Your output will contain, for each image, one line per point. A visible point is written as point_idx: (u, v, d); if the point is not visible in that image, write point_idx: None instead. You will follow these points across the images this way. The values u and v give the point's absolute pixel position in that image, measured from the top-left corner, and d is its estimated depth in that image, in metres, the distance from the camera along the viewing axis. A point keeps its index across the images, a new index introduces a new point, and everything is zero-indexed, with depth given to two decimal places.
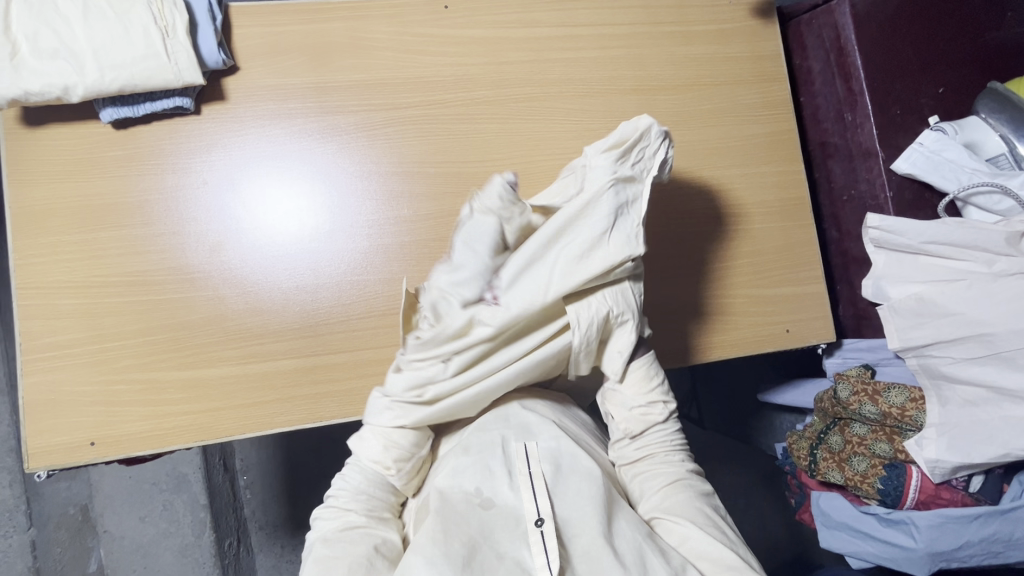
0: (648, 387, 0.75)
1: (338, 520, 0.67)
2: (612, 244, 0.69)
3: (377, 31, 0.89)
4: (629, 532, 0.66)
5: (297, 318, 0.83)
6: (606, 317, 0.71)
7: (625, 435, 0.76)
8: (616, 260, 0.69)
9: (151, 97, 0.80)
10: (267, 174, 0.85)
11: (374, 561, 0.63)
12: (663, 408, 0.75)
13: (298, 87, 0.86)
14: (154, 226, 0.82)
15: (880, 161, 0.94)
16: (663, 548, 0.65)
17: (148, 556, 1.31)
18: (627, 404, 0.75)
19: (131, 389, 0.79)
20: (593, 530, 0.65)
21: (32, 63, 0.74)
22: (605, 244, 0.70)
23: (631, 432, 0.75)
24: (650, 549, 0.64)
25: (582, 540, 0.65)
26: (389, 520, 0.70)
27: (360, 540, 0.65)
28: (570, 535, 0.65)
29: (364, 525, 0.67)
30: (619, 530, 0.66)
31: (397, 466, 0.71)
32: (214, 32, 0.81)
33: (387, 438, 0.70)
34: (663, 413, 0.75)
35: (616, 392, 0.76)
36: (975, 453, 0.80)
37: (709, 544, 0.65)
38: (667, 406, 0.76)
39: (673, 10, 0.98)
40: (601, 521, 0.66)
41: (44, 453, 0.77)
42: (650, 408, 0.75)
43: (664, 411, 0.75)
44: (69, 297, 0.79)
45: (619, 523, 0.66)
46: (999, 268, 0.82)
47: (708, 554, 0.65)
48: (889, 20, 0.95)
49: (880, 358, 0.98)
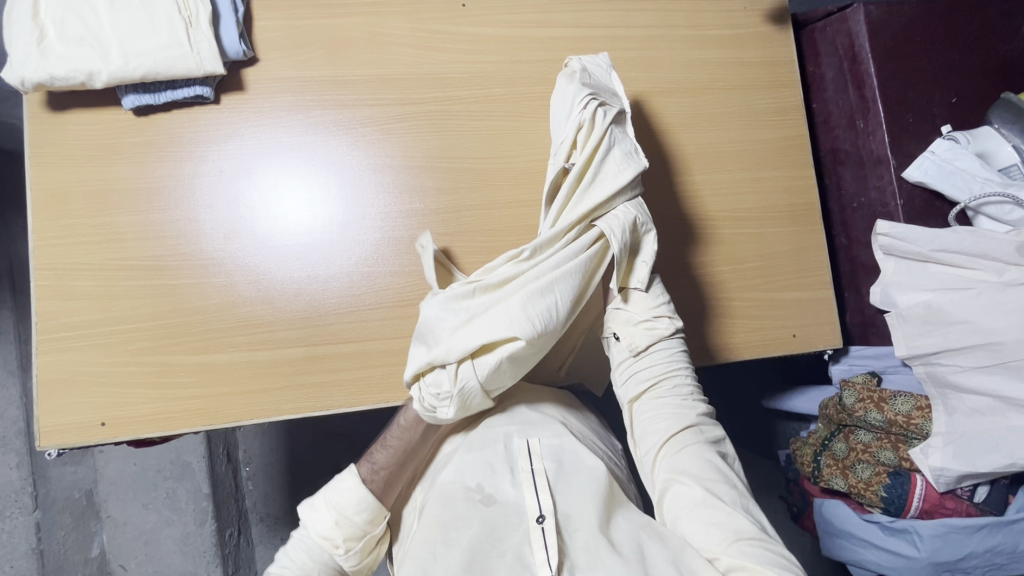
0: (654, 302, 0.78)
1: None
2: (616, 161, 0.80)
3: (395, 27, 0.90)
4: (627, 530, 0.66)
5: (307, 307, 0.84)
6: (633, 220, 0.78)
7: (630, 352, 0.77)
8: (620, 171, 0.79)
9: (173, 86, 0.82)
10: (281, 164, 0.86)
11: None
12: (669, 323, 0.77)
13: (315, 79, 0.87)
14: (171, 213, 0.83)
15: (892, 169, 0.94)
16: (662, 533, 0.66)
17: (149, 542, 1.33)
18: (631, 320, 0.78)
19: (144, 371, 0.81)
20: (592, 526, 0.65)
21: (58, 49, 0.76)
22: (613, 161, 0.80)
23: (635, 346, 0.76)
24: (649, 535, 0.65)
25: (582, 536, 0.64)
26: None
27: None
28: (570, 530, 0.65)
29: None
30: (619, 525, 0.67)
31: (346, 545, 0.70)
32: (236, 24, 0.82)
33: (341, 517, 0.70)
34: (669, 328, 0.77)
35: (621, 312, 0.79)
36: (979, 463, 0.81)
37: (718, 507, 0.65)
38: (673, 321, 0.78)
39: (688, 14, 0.99)
40: (600, 518, 0.66)
41: (55, 432, 0.78)
42: (655, 321, 0.77)
43: (670, 325, 0.77)
44: (86, 280, 0.81)
45: (617, 521, 0.67)
46: (1008, 277, 0.82)
47: (718, 519, 0.64)
48: (902, 30, 0.96)
49: (886, 366, 0.98)
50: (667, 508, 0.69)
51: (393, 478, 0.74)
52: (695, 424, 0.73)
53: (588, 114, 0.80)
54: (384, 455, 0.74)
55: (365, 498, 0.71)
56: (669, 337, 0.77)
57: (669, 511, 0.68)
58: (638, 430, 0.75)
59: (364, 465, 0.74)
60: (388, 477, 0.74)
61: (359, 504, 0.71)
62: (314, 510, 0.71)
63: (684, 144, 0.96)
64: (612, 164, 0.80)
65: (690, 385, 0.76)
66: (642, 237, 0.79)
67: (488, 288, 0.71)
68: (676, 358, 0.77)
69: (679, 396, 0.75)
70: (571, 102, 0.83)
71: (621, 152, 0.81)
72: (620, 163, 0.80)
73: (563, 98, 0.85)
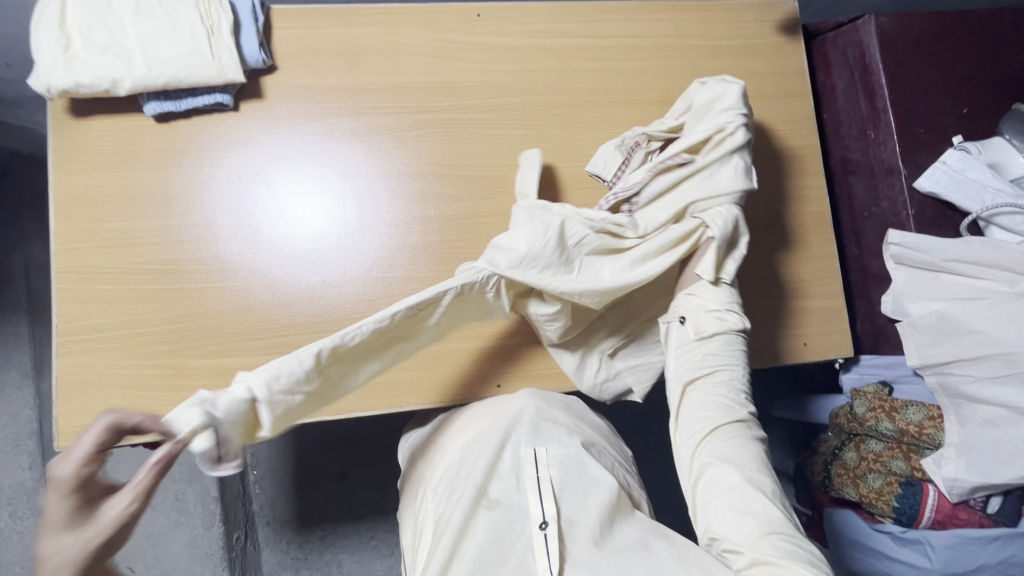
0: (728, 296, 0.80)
1: None
2: (733, 168, 0.82)
3: (411, 37, 0.91)
4: (627, 538, 0.67)
5: (323, 311, 0.85)
6: (735, 220, 0.81)
7: (694, 336, 0.78)
8: (735, 181, 0.81)
9: (193, 94, 0.84)
10: (299, 171, 0.87)
11: None
12: (737, 318, 0.79)
13: (331, 88, 0.89)
14: (189, 218, 0.84)
15: (903, 179, 0.94)
16: (667, 534, 0.68)
17: (158, 544, 1.32)
18: (702, 307, 0.79)
19: (160, 373, 0.81)
20: (593, 533, 0.66)
21: (84, 56, 0.77)
22: (734, 171, 0.82)
23: (700, 330, 0.78)
24: (653, 538, 0.67)
25: (583, 542, 0.66)
26: None
27: None
28: (572, 536, 0.67)
29: None
30: (621, 531, 0.68)
31: None
32: (256, 33, 0.84)
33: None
34: (737, 322, 0.78)
35: (692, 299, 0.81)
36: (993, 474, 0.81)
37: (755, 499, 0.67)
38: (741, 318, 0.79)
39: (700, 24, 1.00)
40: (601, 527, 0.67)
41: (73, 434, 0.79)
42: (726, 313, 0.78)
43: (738, 321, 0.78)
44: (106, 283, 0.82)
45: (618, 528, 0.68)
46: (1021, 288, 0.82)
47: (754, 510, 0.67)
48: (913, 41, 0.97)
49: (898, 376, 0.98)
50: (699, 493, 0.71)
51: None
52: (744, 418, 0.74)
53: (733, 122, 0.81)
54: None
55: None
56: (734, 333, 0.79)
57: (702, 496, 0.70)
58: (685, 414, 0.76)
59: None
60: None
61: None
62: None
63: None
64: (727, 168, 0.82)
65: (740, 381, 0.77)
66: (739, 236, 0.82)
67: (600, 249, 0.78)
68: (734, 353, 0.78)
69: (733, 388, 0.76)
70: (715, 101, 0.83)
71: (741, 165, 0.82)
72: (739, 174, 0.82)
73: (704, 91, 0.85)
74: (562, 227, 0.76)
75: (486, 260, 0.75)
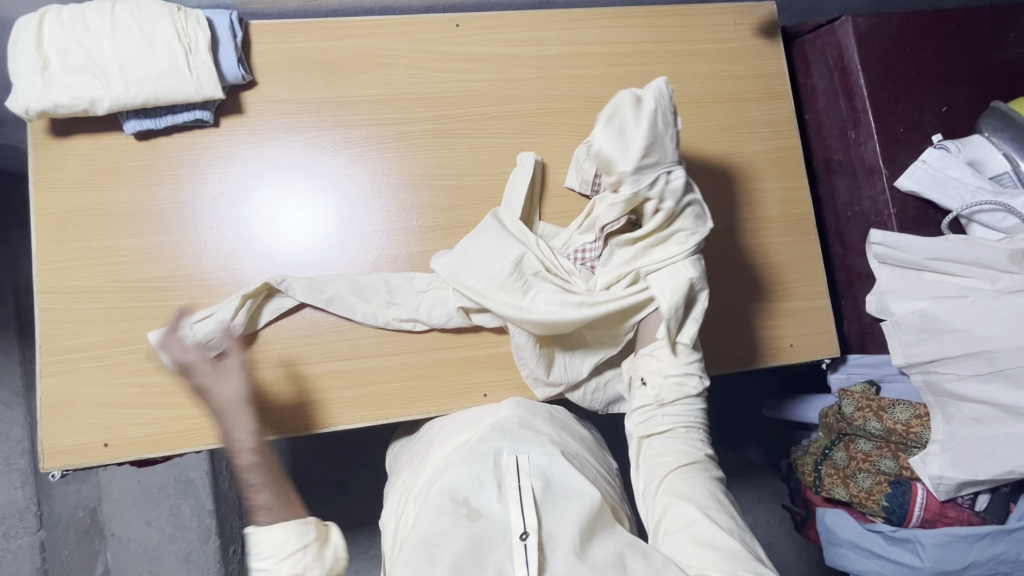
0: (687, 359, 0.77)
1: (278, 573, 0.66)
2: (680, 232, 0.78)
3: (390, 48, 0.91)
4: (606, 552, 0.67)
5: (308, 324, 0.85)
6: (688, 285, 0.77)
7: (654, 401, 0.77)
8: (681, 251, 0.78)
9: (173, 110, 0.84)
10: (281, 186, 0.88)
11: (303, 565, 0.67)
12: (697, 381, 0.77)
13: (312, 101, 0.89)
14: (171, 235, 0.85)
15: (884, 178, 0.95)
16: (646, 551, 0.68)
17: (154, 560, 1.32)
18: (661, 371, 0.77)
19: (145, 391, 0.81)
20: (573, 544, 0.66)
21: (62, 77, 0.78)
22: (683, 238, 0.78)
23: (661, 398, 0.76)
24: (630, 555, 0.67)
25: (563, 553, 0.66)
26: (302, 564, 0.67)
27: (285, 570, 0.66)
28: (552, 547, 0.66)
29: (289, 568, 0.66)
30: (600, 542, 0.68)
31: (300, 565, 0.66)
32: (234, 48, 0.84)
33: (281, 548, 0.66)
34: (697, 387, 0.76)
35: (654, 359, 0.78)
36: (978, 471, 0.81)
37: (715, 530, 0.67)
38: (701, 378, 0.77)
39: (679, 29, 1.00)
40: (582, 536, 0.67)
41: (60, 454, 0.79)
42: (686, 378, 0.76)
43: (698, 384, 0.77)
44: (90, 302, 0.82)
45: (597, 540, 0.68)
46: (1002, 285, 0.82)
47: (714, 540, 0.67)
48: (891, 40, 0.97)
49: (886, 374, 0.98)
50: (661, 532, 0.71)
51: (287, 498, 0.70)
52: (701, 459, 0.75)
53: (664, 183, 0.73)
54: (262, 492, 0.69)
55: (286, 524, 0.67)
56: (694, 396, 0.77)
57: (665, 532, 0.70)
58: (644, 463, 0.76)
59: (258, 516, 0.68)
60: (279, 501, 0.69)
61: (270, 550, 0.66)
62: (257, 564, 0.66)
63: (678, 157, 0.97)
64: (676, 234, 0.78)
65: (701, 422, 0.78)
66: (697, 296, 0.79)
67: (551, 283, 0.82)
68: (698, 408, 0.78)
69: (689, 432, 0.77)
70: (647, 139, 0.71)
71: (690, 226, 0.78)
72: (687, 243, 0.78)
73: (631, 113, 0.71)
74: (522, 256, 0.82)
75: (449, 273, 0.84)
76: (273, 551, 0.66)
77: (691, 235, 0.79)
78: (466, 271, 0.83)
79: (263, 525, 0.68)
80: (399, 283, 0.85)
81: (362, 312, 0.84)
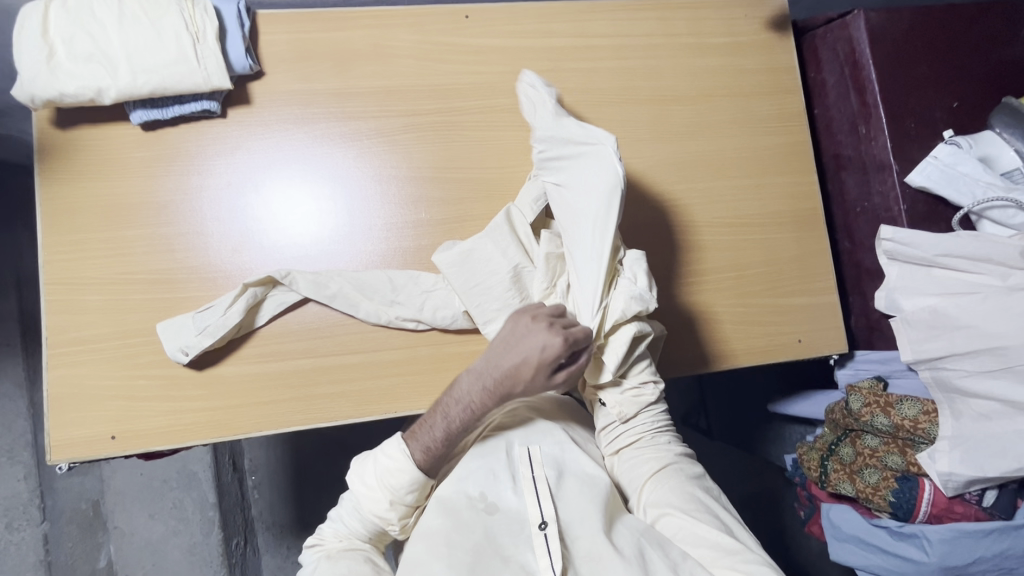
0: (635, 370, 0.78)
1: (337, 546, 0.69)
2: (626, 289, 0.77)
3: (399, 40, 0.90)
4: (627, 536, 0.68)
5: (316, 318, 0.85)
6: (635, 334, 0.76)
7: (619, 419, 0.78)
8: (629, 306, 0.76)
9: (180, 100, 0.83)
10: (288, 178, 0.87)
11: (374, 557, 0.69)
12: (654, 388, 0.78)
13: (321, 92, 0.88)
14: (177, 227, 0.84)
15: (894, 174, 0.94)
16: (661, 540, 0.68)
17: (156, 553, 1.32)
18: (617, 388, 0.78)
19: (153, 384, 0.81)
20: (593, 531, 0.67)
21: (67, 66, 0.77)
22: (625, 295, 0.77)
23: (624, 415, 0.77)
24: (649, 542, 0.67)
25: (584, 541, 0.66)
26: (365, 549, 0.70)
27: (360, 561, 0.67)
28: (572, 536, 0.67)
29: (357, 548, 0.69)
30: (620, 529, 0.68)
31: (400, 521, 0.70)
32: (242, 38, 0.83)
33: (396, 496, 0.68)
34: (655, 394, 0.78)
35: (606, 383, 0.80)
36: (987, 467, 0.81)
37: (705, 529, 0.68)
38: (658, 387, 0.79)
39: (690, 23, 0.99)
40: (601, 522, 0.67)
41: (66, 446, 0.79)
42: (641, 389, 0.78)
43: (655, 390, 0.78)
44: (96, 294, 0.81)
45: (617, 524, 0.69)
46: (1013, 282, 0.82)
47: (708, 539, 0.67)
48: (902, 35, 0.96)
49: (893, 370, 0.98)
50: None
51: (444, 456, 0.70)
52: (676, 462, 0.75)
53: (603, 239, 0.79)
54: (435, 436, 0.68)
55: (419, 479, 0.68)
56: (654, 402, 0.79)
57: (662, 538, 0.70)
58: (625, 480, 0.76)
59: (414, 444, 0.68)
60: (440, 454, 0.69)
61: (410, 486, 0.68)
62: (366, 487, 0.69)
63: (687, 152, 0.96)
64: (623, 289, 0.78)
65: (665, 426, 0.79)
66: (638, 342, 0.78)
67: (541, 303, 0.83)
68: (659, 412, 0.79)
69: (654, 435, 0.78)
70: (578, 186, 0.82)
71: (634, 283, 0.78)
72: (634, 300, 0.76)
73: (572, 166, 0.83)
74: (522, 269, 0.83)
75: (451, 272, 0.82)
76: (373, 503, 0.69)
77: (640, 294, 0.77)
78: (458, 273, 0.82)
79: (411, 454, 0.68)
80: (404, 281, 0.85)
81: (365, 309, 0.83)
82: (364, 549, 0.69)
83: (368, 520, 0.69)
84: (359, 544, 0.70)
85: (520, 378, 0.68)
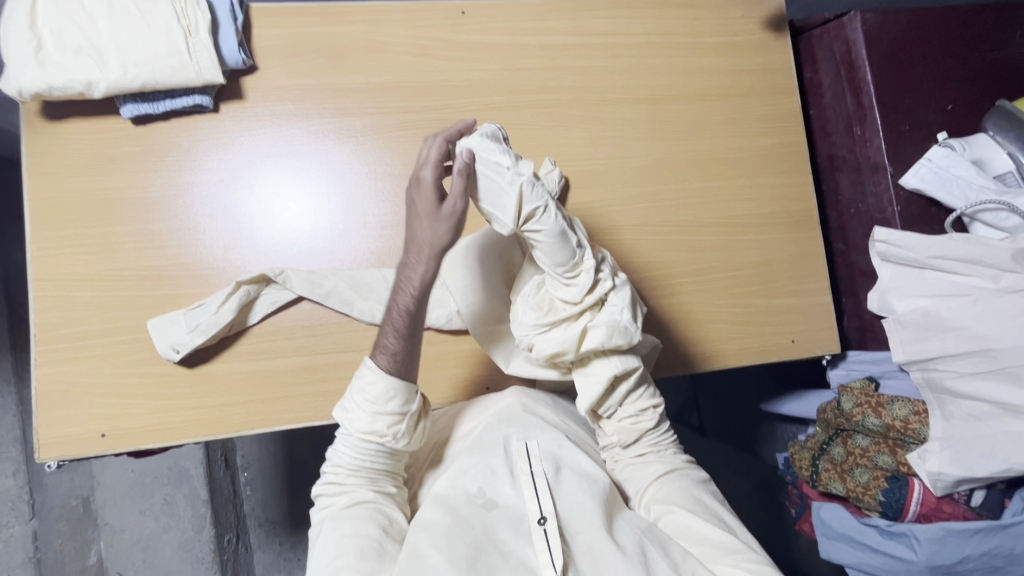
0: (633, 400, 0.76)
1: (343, 496, 0.69)
2: (606, 322, 0.71)
3: (393, 36, 0.90)
4: (628, 532, 0.67)
5: (309, 317, 0.84)
6: (613, 375, 0.73)
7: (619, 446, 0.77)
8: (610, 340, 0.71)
9: (172, 95, 0.81)
10: (281, 173, 0.86)
11: (383, 505, 0.69)
12: (652, 414, 0.77)
13: (314, 88, 0.87)
14: (169, 223, 0.83)
15: (888, 175, 0.95)
16: (663, 541, 0.67)
17: (148, 549, 1.31)
18: (616, 415, 0.77)
19: (144, 382, 0.80)
20: (594, 527, 0.67)
21: (55, 58, 0.75)
22: (605, 327, 0.71)
23: (623, 442, 0.77)
24: (650, 542, 0.66)
25: (584, 537, 0.66)
26: (373, 498, 0.69)
27: (369, 516, 0.67)
28: (573, 532, 0.67)
29: (369, 501, 0.68)
30: (621, 526, 0.68)
31: (392, 433, 0.69)
32: (235, 32, 0.82)
33: (376, 407, 0.68)
34: (654, 420, 0.77)
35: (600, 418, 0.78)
36: (976, 468, 0.82)
37: (707, 529, 0.68)
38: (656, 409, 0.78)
39: (687, 21, 0.99)
40: (602, 519, 0.67)
41: (56, 444, 0.78)
42: (641, 414, 0.77)
43: (655, 415, 0.77)
44: (87, 290, 0.80)
45: (617, 521, 0.69)
46: (1004, 284, 0.83)
47: (709, 539, 0.68)
48: (898, 37, 0.97)
49: (884, 371, 0.99)
50: None
51: (408, 351, 0.70)
52: (680, 467, 0.76)
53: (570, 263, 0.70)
54: (391, 334, 0.69)
55: (387, 382, 0.68)
56: (655, 427, 0.78)
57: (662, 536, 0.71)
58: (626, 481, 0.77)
59: (376, 350, 0.70)
60: (401, 349, 0.69)
61: (388, 393, 0.68)
62: (348, 411, 0.70)
63: (683, 152, 0.96)
64: (601, 321, 0.71)
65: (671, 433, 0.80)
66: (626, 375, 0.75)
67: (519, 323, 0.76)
68: (663, 431, 0.79)
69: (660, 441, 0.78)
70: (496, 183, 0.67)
71: (617, 313, 0.71)
72: (613, 333, 0.71)
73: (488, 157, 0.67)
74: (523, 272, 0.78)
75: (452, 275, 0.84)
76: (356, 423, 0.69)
77: (617, 326, 0.71)
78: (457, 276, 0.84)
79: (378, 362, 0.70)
80: None
81: (359, 308, 0.83)
82: (370, 500, 0.68)
83: (364, 446, 0.69)
84: (364, 491, 0.69)
85: (428, 235, 0.67)
